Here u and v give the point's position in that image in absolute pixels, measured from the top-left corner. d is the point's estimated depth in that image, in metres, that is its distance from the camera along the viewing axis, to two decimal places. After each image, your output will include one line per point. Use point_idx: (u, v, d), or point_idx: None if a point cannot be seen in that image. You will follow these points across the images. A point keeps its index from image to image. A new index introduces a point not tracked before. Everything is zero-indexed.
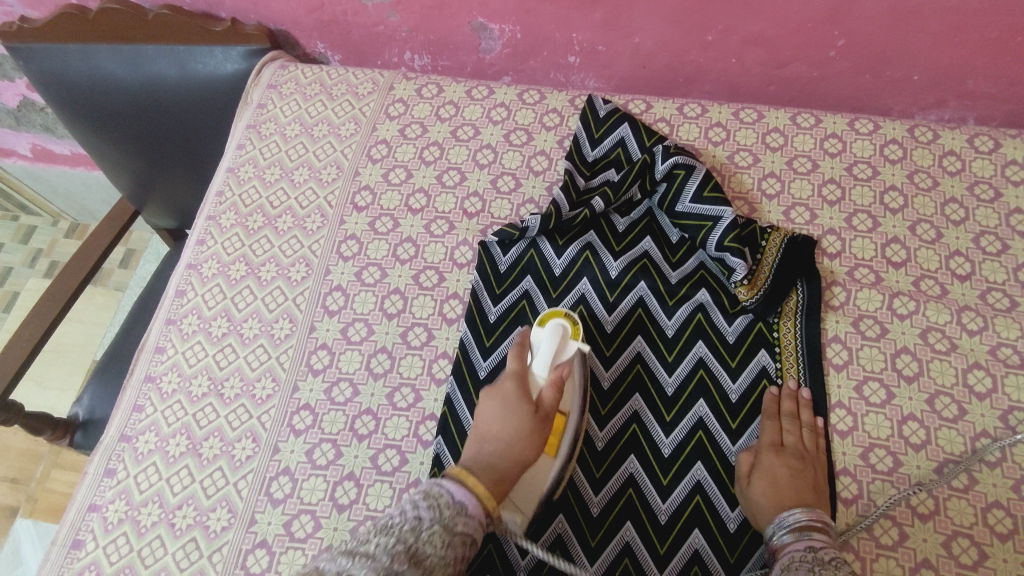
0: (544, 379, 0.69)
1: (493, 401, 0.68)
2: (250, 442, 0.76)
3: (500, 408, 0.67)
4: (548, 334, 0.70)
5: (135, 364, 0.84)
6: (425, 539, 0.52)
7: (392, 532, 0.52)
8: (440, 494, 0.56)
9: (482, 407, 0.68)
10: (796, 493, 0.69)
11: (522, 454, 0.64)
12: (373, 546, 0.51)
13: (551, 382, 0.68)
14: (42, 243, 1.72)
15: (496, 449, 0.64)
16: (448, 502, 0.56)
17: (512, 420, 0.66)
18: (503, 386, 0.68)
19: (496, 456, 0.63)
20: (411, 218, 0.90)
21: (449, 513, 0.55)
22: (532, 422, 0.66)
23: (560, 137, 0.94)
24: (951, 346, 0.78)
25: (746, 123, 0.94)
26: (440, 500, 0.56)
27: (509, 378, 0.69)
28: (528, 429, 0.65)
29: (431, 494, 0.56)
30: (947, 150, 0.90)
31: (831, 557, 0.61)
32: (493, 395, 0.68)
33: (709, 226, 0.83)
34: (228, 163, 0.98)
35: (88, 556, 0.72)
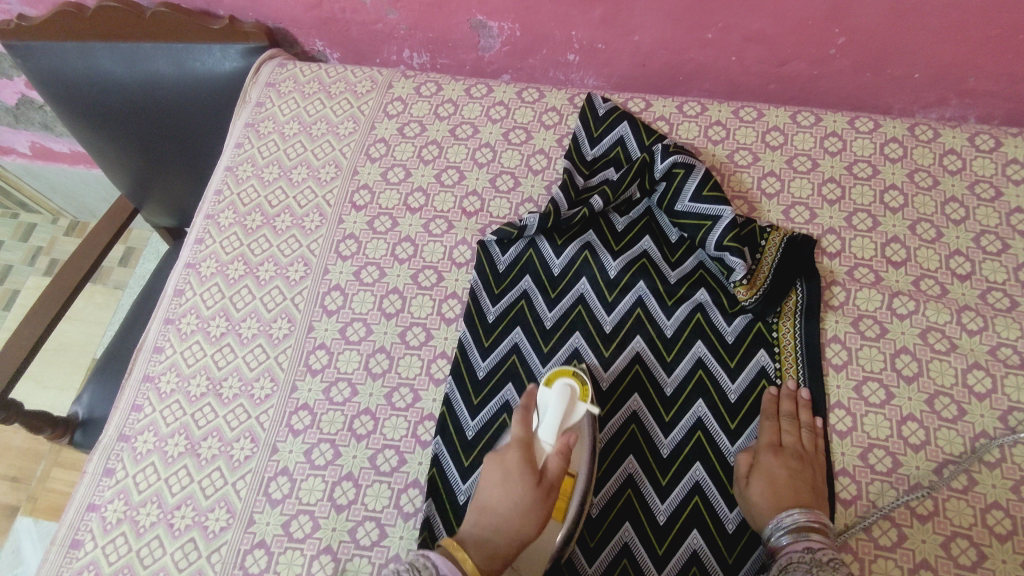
0: (551, 446, 0.68)
1: (496, 469, 0.66)
2: (249, 442, 0.76)
3: (502, 480, 0.65)
4: (557, 399, 0.70)
5: (134, 363, 0.84)
6: None
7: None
8: (426, 565, 0.57)
9: (485, 474, 0.67)
10: (795, 493, 0.69)
11: (523, 529, 0.63)
12: None
13: (557, 451, 0.66)
14: (42, 241, 1.72)
15: (495, 525, 0.63)
16: (431, 573, 0.57)
17: (513, 495, 0.64)
18: (506, 454, 0.67)
19: (495, 535, 0.63)
20: (410, 217, 0.90)
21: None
22: (534, 495, 0.64)
23: (559, 135, 0.94)
24: (951, 346, 0.78)
25: (746, 122, 0.94)
26: (423, 570, 0.57)
27: (513, 444, 0.67)
28: (529, 505, 0.64)
29: (415, 564, 0.57)
30: (948, 149, 0.90)
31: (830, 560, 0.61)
32: (496, 462, 0.67)
33: (709, 225, 0.82)
34: (227, 161, 0.97)
35: (87, 556, 0.72)
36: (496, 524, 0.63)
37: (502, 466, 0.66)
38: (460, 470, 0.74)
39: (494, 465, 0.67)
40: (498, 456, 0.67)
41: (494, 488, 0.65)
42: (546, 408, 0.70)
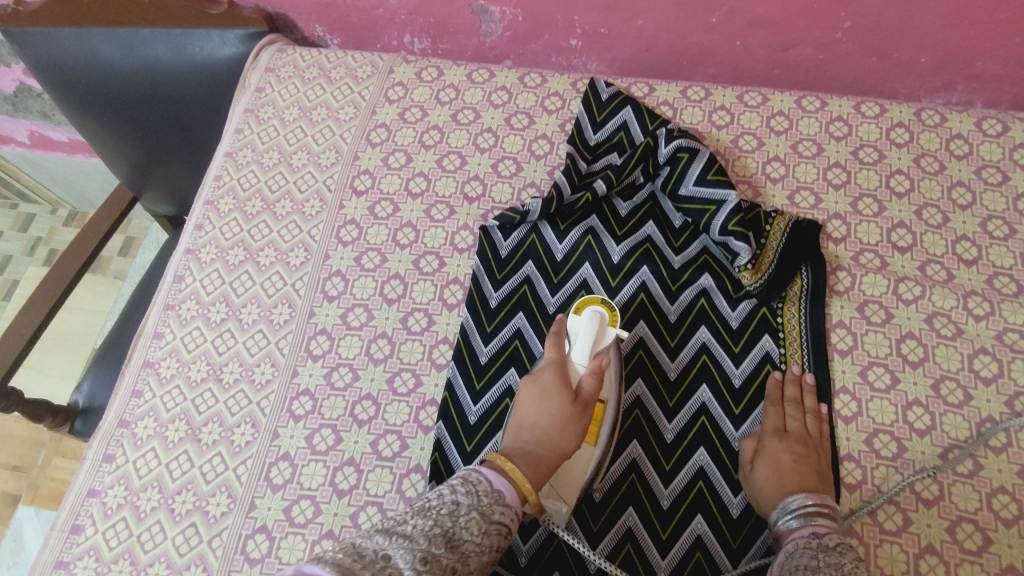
0: (584, 368, 0.68)
1: (531, 389, 0.66)
2: (250, 427, 0.76)
3: (539, 398, 0.65)
4: (586, 322, 0.70)
5: (134, 349, 0.83)
6: (462, 525, 0.52)
7: (429, 515, 0.53)
8: (479, 481, 0.56)
9: (520, 396, 0.67)
10: (801, 479, 0.68)
11: (563, 441, 0.63)
12: (410, 526, 0.52)
13: (592, 371, 0.67)
14: (41, 231, 1.71)
15: (537, 438, 0.62)
16: (485, 490, 0.55)
17: (552, 408, 0.64)
18: (542, 375, 0.67)
19: (536, 447, 0.62)
20: (411, 203, 0.89)
21: (487, 500, 0.55)
22: (573, 410, 0.64)
23: (562, 121, 0.93)
24: (957, 331, 0.77)
25: (750, 107, 0.93)
26: (479, 486, 0.55)
27: (547, 365, 0.68)
28: (569, 417, 0.64)
29: (469, 480, 0.56)
30: (954, 133, 0.89)
31: (837, 542, 0.60)
32: (531, 383, 0.67)
33: (713, 210, 0.82)
34: (226, 146, 0.96)
35: (88, 541, 0.72)
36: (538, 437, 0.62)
37: (538, 385, 0.66)
38: (461, 454, 0.73)
39: (529, 386, 0.67)
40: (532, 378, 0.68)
41: (531, 404, 0.65)
42: (575, 333, 0.70)
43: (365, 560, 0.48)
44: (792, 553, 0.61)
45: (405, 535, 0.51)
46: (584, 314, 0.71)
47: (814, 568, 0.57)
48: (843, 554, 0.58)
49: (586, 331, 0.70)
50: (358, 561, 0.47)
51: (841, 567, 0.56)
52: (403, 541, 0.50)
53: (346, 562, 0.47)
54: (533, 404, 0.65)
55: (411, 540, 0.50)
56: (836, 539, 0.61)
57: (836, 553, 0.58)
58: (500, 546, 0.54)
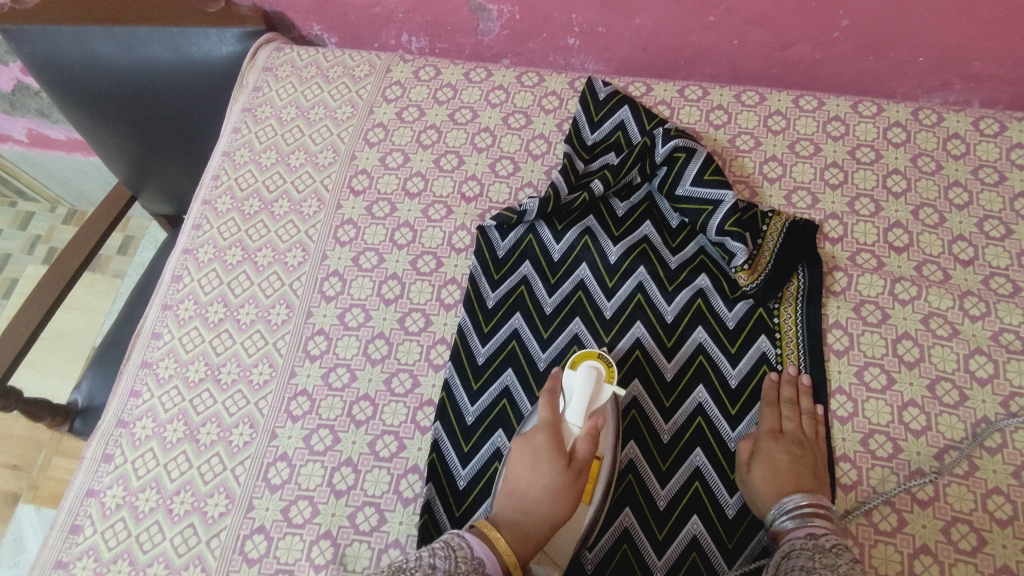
0: (578, 430, 0.67)
1: (523, 453, 0.66)
2: (248, 428, 0.76)
3: (530, 465, 0.65)
4: (581, 380, 0.68)
5: (131, 349, 0.84)
6: None
7: (405, 573, 0.53)
8: (461, 547, 0.57)
9: (512, 459, 0.67)
10: (797, 479, 0.69)
11: (553, 510, 0.63)
12: None
13: (585, 435, 0.66)
14: (40, 230, 1.71)
15: (527, 508, 0.63)
16: (465, 556, 0.56)
17: (543, 478, 0.64)
18: (534, 438, 0.67)
19: (525, 519, 0.63)
20: (409, 203, 0.89)
21: (464, 566, 0.55)
22: (564, 478, 0.64)
23: (559, 120, 0.93)
24: (953, 332, 0.77)
25: (748, 106, 0.93)
26: (460, 550, 0.57)
27: (540, 427, 0.67)
28: (560, 486, 0.64)
29: (449, 545, 0.57)
30: (952, 133, 0.89)
31: (832, 543, 0.61)
32: (524, 445, 0.67)
33: (710, 210, 0.82)
34: (223, 146, 0.96)
35: (86, 541, 0.72)
36: (528, 508, 0.63)
37: (529, 450, 0.66)
38: (459, 456, 0.74)
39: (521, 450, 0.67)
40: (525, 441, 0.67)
41: (523, 472, 0.65)
42: (569, 390, 0.69)
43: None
44: (788, 554, 0.61)
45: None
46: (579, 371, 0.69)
47: (810, 569, 0.58)
48: (838, 556, 0.59)
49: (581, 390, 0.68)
50: None
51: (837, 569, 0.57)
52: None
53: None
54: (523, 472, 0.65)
55: None
56: (832, 540, 0.61)
57: (831, 555, 0.59)
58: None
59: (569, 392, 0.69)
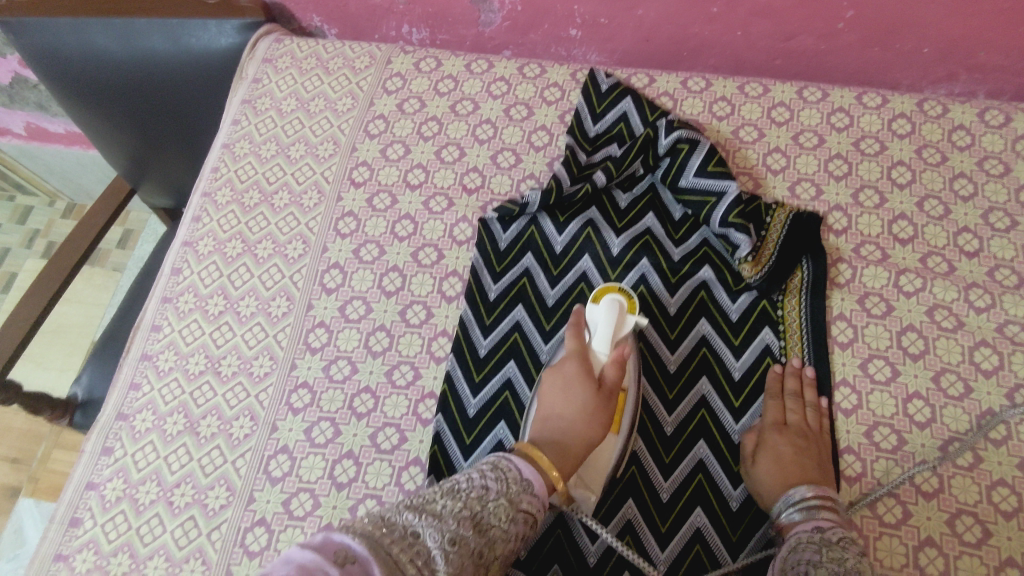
0: (606, 357, 0.68)
1: (554, 381, 0.67)
2: (249, 420, 0.76)
3: (563, 390, 0.66)
4: (604, 311, 0.70)
5: (131, 342, 0.83)
6: (491, 510, 0.53)
7: (459, 496, 0.53)
8: (509, 469, 0.56)
9: (543, 388, 0.68)
10: (802, 472, 0.68)
11: (590, 429, 0.64)
12: (440, 506, 0.52)
13: (613, 360, 0.67)
14: (39, 224, 1.70)
15: (564, 429, 0.63)
16: (515, 478, 0.56)
17: (577, 399, 0.65)
18: (564, 366, 0.68)
19: (563, 436, 0.63)
20: (410, 195, 0.88)
21: (515, 488, 0.55)
22: (597, 400, 0.65)
23: (562, 111, 0.92)
24: (957, 324, 0.77)
25: (751, 98, 0.92)
26: (509, 473, 0.56)
27: (569, 357, 0.68)
28: (594, 408, 0.65)
29: (499, 466, 0.56)
30: (957, 124, 0.89)
31: (839, 537, 0.60)
32: (554, 374, 0.68)
33: (713, 202, 0.81)
34: (223, 138, 0.96)
35: (87, 534, 0.72)
36: (566, 427, 0.63)
37: (561, 376, 0.67)
38: (461, 447, 0.73)
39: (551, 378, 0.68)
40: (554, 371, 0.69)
41: (556, 397, 0.66)
42: (592, 322, 0.71)
43: (394, 535, 0.49)
44: (794, 547, 0.61)
45: (435, 514, 0.51)
46: (601, 303, 0.71)
47: (817, 564, 0.57)
48: (845, 550, 0.58)
49: (604, 320, 0.69)
50: (388, 536, 0.48)
51: (844, 564, 0.56)
52: (432, 520, 0.51)
53: (375, 534, 0.48)
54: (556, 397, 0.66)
55: (440, 521, 0.51)
56: (839, 533, 0.61)
57: (838, 550, 0.58)
58: (524, 534, 0.55)
59: (592, 324, 0.70)
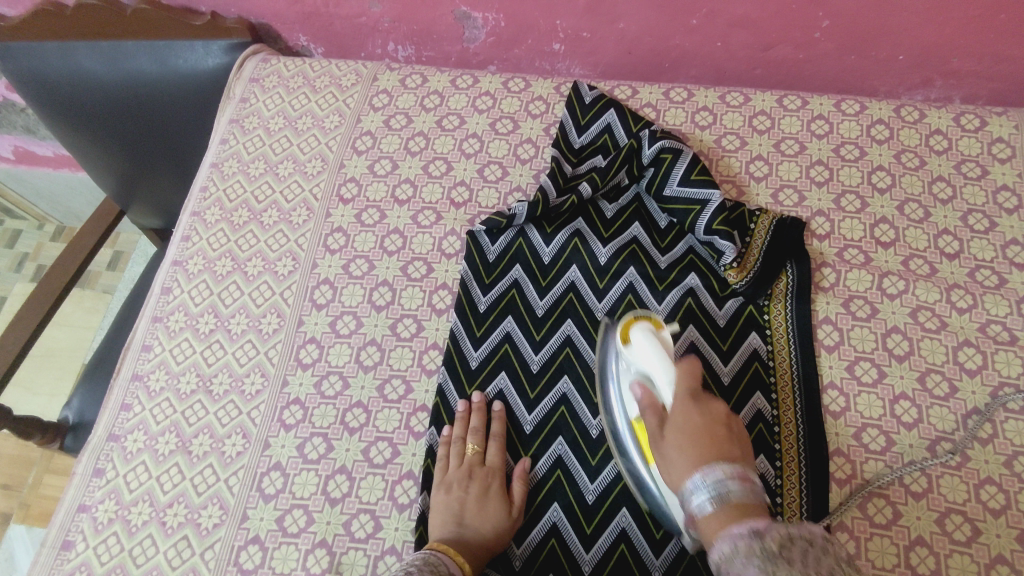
0: (518, 473, 0.72)
1: (473, 486, 0.70)
2: (241, 438, 0.76)
3: (478, 497, 0.69)
4: (642, 345, 0.68)
5: (122, 362, 0.83)
6: None
7: None
8: (439, 564, 0.61)
9: (461, 484, 0.70)
10: (714, 447, 0.57)
11: (494, 535, 0.67)
12: None
13: (520, 477, 0.72)
14: (28, 247, 1.69)
15: (474, 532, 0.67)
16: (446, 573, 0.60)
17: (489, 510, 0.69)
18: (486, 476, 0.71)
19: (473, 537, 0.67)
20: (398, 210, 0.89)
21: None
22: (502, 513, 0.69)
23: (547, 125, 0.94)
24: (940, 325, 0.78)
25: (732, 107, 0.94)
26: (441, 568, 0.60)
27: (491, 470, 0.72)
28: (502, 520, 0.68)
29: (430, 561, 0.61)
30: (933, 129, 0.90)
31: (812, 534, 0.48)
32: (473, 479, 0.71)
33: (698, 210, 0.83)
34: (211, 157, 0.96)
35: (78, 557, 0.71)
36: (476, 532, 0.67)
37: (479, 484, 0.70)
38: None
39: (438, 490, 0.70)
40: (443, 482, 0.71)
41: (474, 502, 0.69)
42: (638, 365, 0.68)
43: None
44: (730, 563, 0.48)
45: None
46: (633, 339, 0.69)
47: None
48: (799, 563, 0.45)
49: (646, 352, 0.67)
50: None
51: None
52: None
53: None
54: (449, 510, 0.68)
55: None
56: (795, 528, 0.48)
57: (789, 562, 0.45)
58: None
59: (640, 365, 0.68)
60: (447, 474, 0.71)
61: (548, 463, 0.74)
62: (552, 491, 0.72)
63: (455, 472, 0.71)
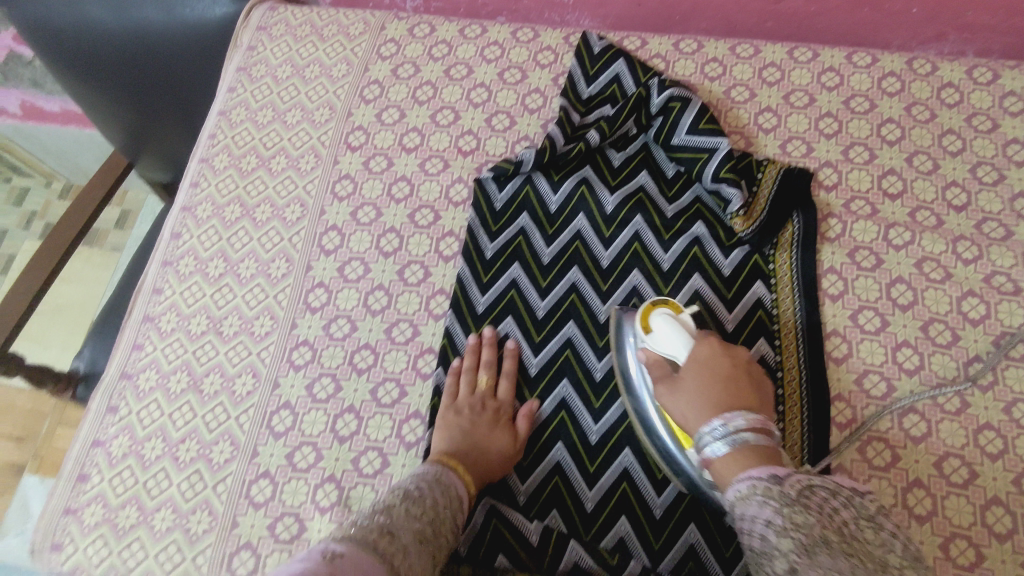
0: (525, 413, 0.73)
1: (483, 414, 0.71)
2: (251, 377, 0.77)
3: (486, 425, 0.70)
4: (663, 331, 0.67)
5: (133, 305, 0.84)
6: (443, 516, 0.58)
7: (417, 502, 0.57)
8: (449, 484, 0.62)
9: (472, 409, 0.72)
10: (733, 394, 0.60)
11: (494, 462, 0.68)
12: (403, 507, 0.55)
13: (527, 416, 0.73)
14: (36, 205, 1.66)
15: (478, 454, 0.68)
16: (453, 495, 0.61)
17: (495, 440, 0.70)
18: (496, 408, 0.72)
19: (477, 458, 0.68)
20: (405, 157, 0.89)
21: (453, 502, 0.60)
22: (506, 445, 0.70)
23: (555, 74, 0.93)
24: (945, 275, 0.79)
25: (742, 59, 0.93)
26: (451, 489, 0.61)
27: (500, 403, 0.73)
28: (506, 451, 0.69)
29: (441, 480, 0.61)
30: (945, 82, 0.90)
31: (834, 488, 0.51)
32: (483, 407, 0.72)
33: (705, 158, 0.82)
34: (219, 105, 0.96)
35: (94, 489, 0.73)
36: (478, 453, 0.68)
37: (489, 414, 0.71)
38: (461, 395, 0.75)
39: (446, 411, 0.71)
40: (453, 404, 0.72)
41: (483, 428, 0.70)
42: (659, 350, 0.67)
43: (389, 539, 0.50)
44: (746, 502, 0.50)
45: (403, 514, 0.54)
46: (653, 326, 0.68)
47: (778, 530, 0.46)
48: (816, 510, 0.47)
49: (667, 336, 0.66)
50: (388, 539, 0.50)
51: (812, 528, 0.45)
52: (404, 521, 0.53)
53: (371, 535, 0.49)
54: (457, 429, 0.69)
55: (410, 520, 0.54)
56: (815, 483, 0.51)
57: (806, 507, 0.48)
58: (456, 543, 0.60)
59: (663, 350, 0.67)
60: (458, 397, 0.73)
61: (553, 404, 0.75)
62: (557, 431, 0.73)
63: (467, 398, 0.73)
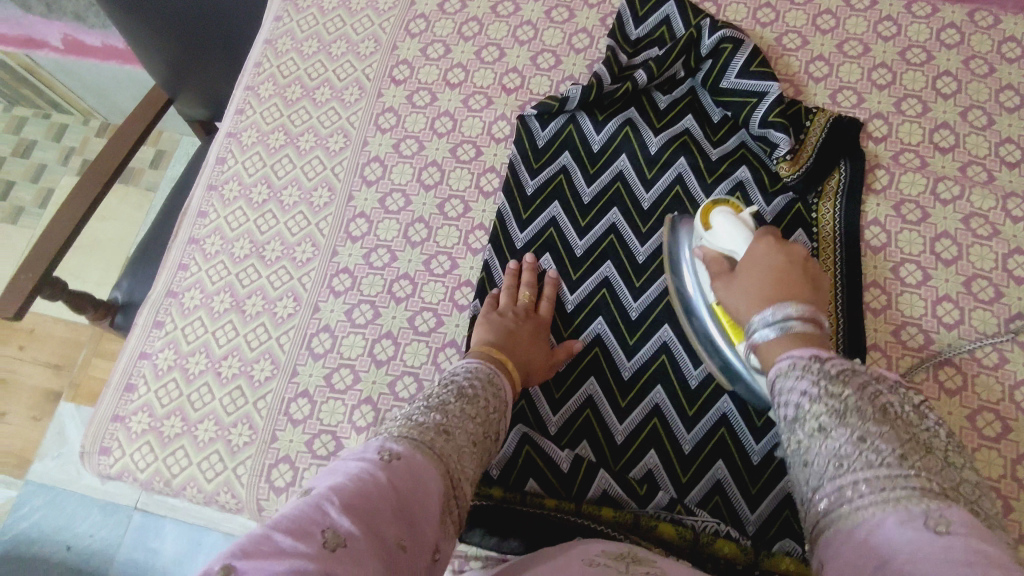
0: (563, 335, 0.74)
1: (528, 320, 0.73)
2: (292, 301, 0.79)
3: (531, 331, 0.72)
4: (722, 228, 0.68)
5: (179, 227, 0.86)
6: (492, 422, 0.59)
7: (471, 403, 0.58)
8: (501, 387, 0.63)
9: (516, 314, 0.73)
10: (787, 289, 0.60)
11: (534, 368, 0.70)
12: (456, 408, 0.56)
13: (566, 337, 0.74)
14: (74, 141, 1.72)
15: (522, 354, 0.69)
16: (501, 397, 0.62)
17: (538, 349, 0.71)
18: (539, 321, 0.73)
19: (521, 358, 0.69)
20: (449, 92, 0.89)
21: (500, 406, 0.61)
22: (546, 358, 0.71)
23: (604, 15, 0.92)
24: (993, 232, 0.77)
25: (797, 5, 0.91)
26: (500, 392, 0.62)
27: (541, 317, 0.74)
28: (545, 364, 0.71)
29: (494, 381, 0.62)
30: (1008, 36, 0.87)
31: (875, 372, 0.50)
32: (527, 316, 0.73)
33: (754, 102, 0.81)
34: (265, 35, 0.96)
35: (141, 399, 0.76)
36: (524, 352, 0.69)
37: (533, 323, 0.73)
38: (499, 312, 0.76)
39: (491, 313, 0.73)
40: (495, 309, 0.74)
41: (528, 333, 0.71)
42: (717, 245, 0.68)
43: (441, 440, 0.51)
44: (787, 376, 0.52)
45: (456, 415, 0.55)
46: (713, 224, 0.69)
47: (813, 398, 0.49)
48: (855, 385, 0.48)
49: (727, 233, 0.67)
50: (441, 440, 0.51)
51: (848, 399, 0.47)
52: (457, 422, 0.54)
53: (427, 437, 0.50)
54: (500, 326, 0.71)
55: (462, 422, 0.55)
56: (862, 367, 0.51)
57: (845, 383, 0.48)
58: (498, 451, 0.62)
59: (721, 246, 0.68)
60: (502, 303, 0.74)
61: (587, 338, 0.76)
62: (590, 366, 0.74)
63: (511, 305, 0.74)
